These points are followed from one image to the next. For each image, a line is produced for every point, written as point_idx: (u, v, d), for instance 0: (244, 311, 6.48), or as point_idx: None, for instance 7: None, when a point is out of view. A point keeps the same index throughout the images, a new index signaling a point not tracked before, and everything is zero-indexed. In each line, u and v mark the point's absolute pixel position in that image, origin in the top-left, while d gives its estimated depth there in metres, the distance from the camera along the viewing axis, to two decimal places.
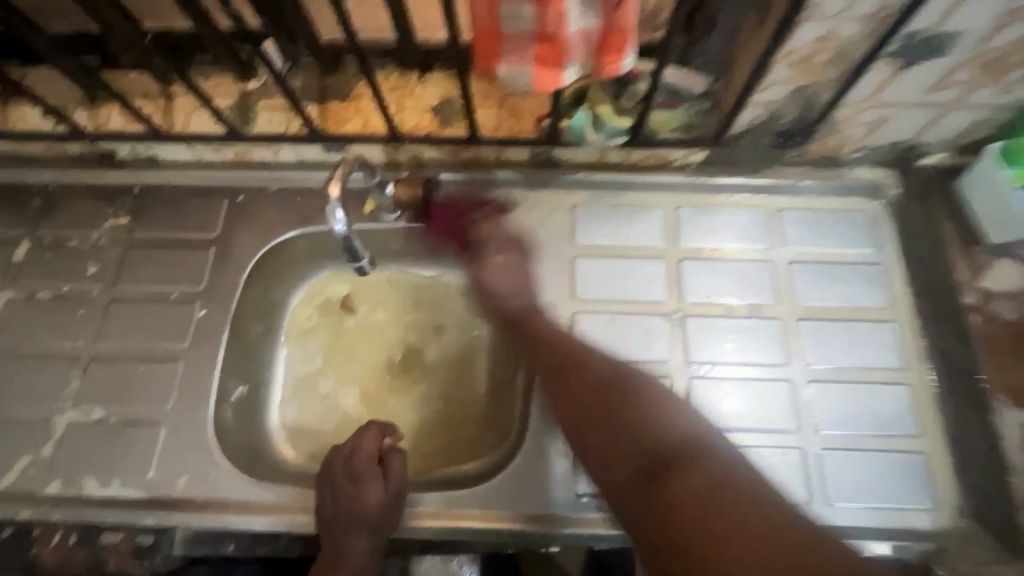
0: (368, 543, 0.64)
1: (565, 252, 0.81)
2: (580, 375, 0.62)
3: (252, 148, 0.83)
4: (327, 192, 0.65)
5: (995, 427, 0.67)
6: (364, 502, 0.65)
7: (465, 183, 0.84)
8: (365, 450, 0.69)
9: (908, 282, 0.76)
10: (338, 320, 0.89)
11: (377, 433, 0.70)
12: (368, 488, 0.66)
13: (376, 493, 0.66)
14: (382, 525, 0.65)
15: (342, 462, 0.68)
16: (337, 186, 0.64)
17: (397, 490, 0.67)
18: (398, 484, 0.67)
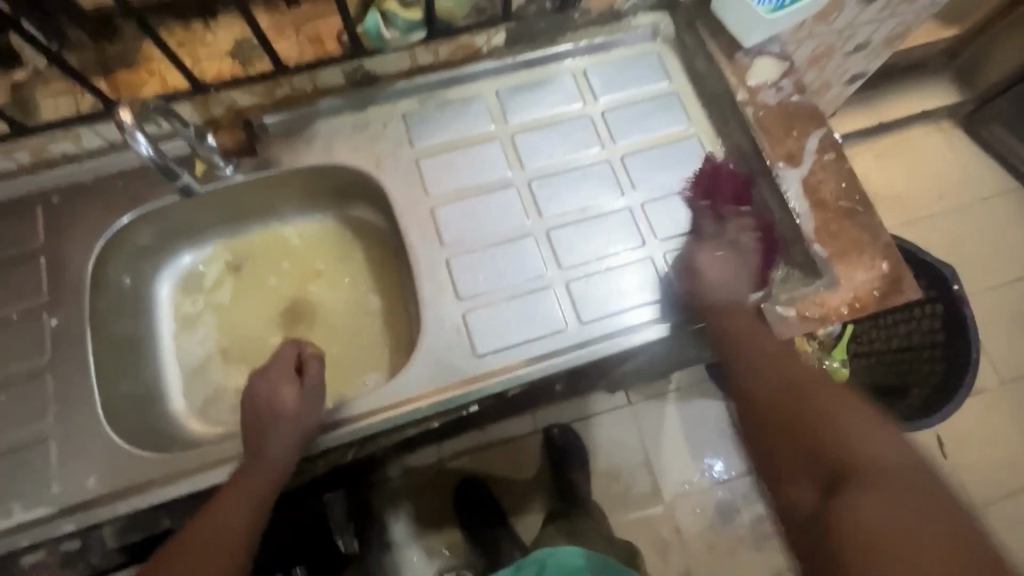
0: (288, 442, 0.67)
1: (408, 158, 0.85)
2: (766, 391, 0.66)
3: (46, 142, 0.77)
4: (117, 118, 0.63)
5: (784, 187, 0.80)
6: (288, 406, 0.67)
7: (290, 122, 0.84)
8: (285, 361, 0.71)
9: (696, 100, 0.90)
10: (214, 293, 0.89)
11: (295, 347, 0.72)
12: (289, 391, 0.68)
13: (298, 394, 0.68)
14: (301, 422, 0.68)
15: (262, 375, 0.70)
16: (128, 112, 0.63)
17: (315, 391, 0.70)
18: (317, 385, 0.70)
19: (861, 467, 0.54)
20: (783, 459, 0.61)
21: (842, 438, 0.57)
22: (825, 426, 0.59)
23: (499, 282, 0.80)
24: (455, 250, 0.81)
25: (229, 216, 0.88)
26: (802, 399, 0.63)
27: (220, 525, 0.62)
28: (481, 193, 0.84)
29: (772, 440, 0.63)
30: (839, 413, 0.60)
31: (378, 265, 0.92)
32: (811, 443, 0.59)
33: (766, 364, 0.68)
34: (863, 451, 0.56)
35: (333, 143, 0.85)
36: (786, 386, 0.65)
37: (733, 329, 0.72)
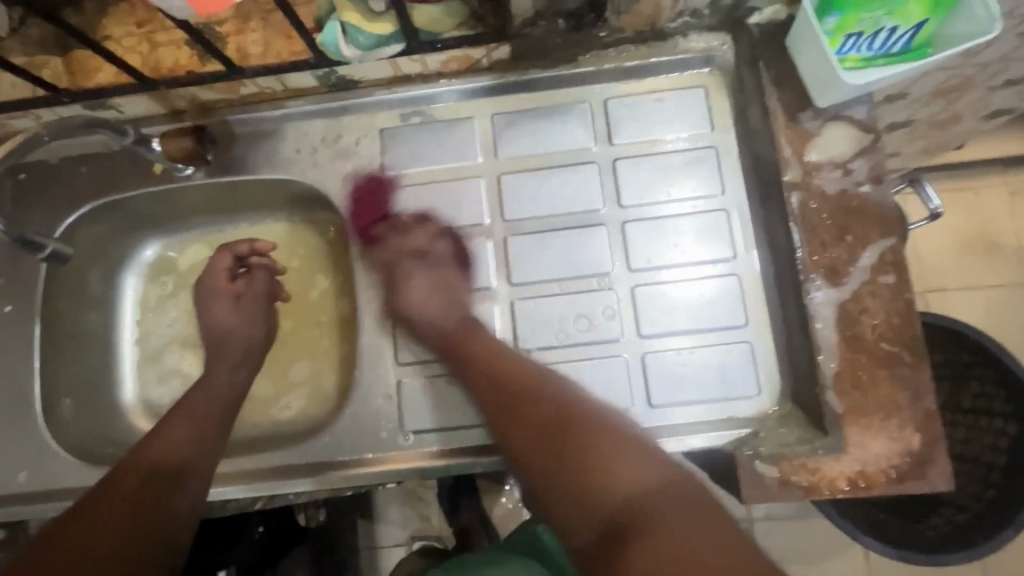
0: (232, 311, 0.77)
1: (377, 184, 0.75)
2: (534, 414, 0.60)
3: (9, 119, 0.74)
4: None
5: (812, 309, 0.63)
6: (233, 329, 0.76)
7: (260, 122, 0.76)
8: (222, 273, 0.78)
9: (739, 161, 0.72)
10: (175, 285, 0.86)
11: (229, 255, 0.78)
12: (232, 304, 0.77)
13: (239, 307, 0.77)
14: (243, 337, 0.76)
15: (207, 288, 0.78)
16: None
17: (256, 304, 0.78)
18: (257, 292, 0.78)
19: (564, 457, 0.56)
20: (545, 463, 0.57)
21: (613, 476, 0.54)
22: (569, 459, 0.56)
23: (448, 352, 0.70)
24: (405, 306, 0.72)
25: (191, 210, 0.83)
26: (561, 441, 0.58)
27: (152, 472, 0.61)
28: (450, 240, 0.73)
29: (536, 466, 0.58)
30: (610, 461, 0.55)
31: (339, 286, 0.83)
32: (567, 463, 0.56)
33: (589, 413, 0.59)
34: (609, 483, 0.54)
35: (300, 154, 0.76)
36: (494, 368, 0.65)
37: (473, 352, 0.66)
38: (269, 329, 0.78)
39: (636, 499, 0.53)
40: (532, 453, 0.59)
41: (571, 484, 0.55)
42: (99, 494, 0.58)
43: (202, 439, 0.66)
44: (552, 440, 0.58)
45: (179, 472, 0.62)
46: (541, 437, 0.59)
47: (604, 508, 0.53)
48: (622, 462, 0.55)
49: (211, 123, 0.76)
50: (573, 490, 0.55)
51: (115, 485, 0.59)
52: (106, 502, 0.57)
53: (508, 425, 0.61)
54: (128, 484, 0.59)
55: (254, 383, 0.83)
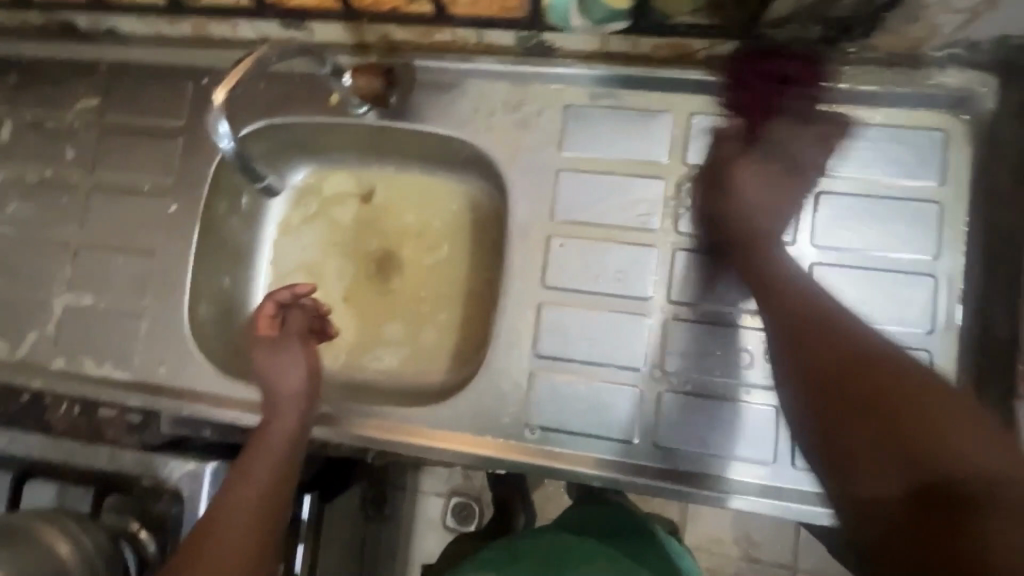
0: (274, 366, 0.68)
1: (549, 162, 0.70)
2: (862, 384, 0.52)
3: (206, 22, 0.74)
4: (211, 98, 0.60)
5: (1019, 418, 0.58)
6: (272, 379, 0.68)
7: (442, 72, 0.72)
8: (264, 318, 0.70)
9: (965, 227, 0.63)
10: (310, 214, 0.85)
11: (270, 303, 0.70)
12: (270, 349, 0.69)
13: (275, 353, 0.69)
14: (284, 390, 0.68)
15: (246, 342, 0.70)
16: (222, 91, 0.60)
17: (296, 346, 0.70)
18: (298, 334, 0.71)
19: (877, 400, 0.51)
20: (880, 437, 0.50)
21: (958, 453, 0.47)
22: (923, 445, 0.48)
23: (588, 356, 0.67)
24: (555, 297, 0.69)
25: (346, 144, 0.81)
26: (881, 395, 0.51)
27: (226, 547, 0.60)
28: (616, 238, 0.69)
29: (848, 423, 0.52)
30: (943, 422, 0.49)
31: (477, 253, 0.81)
32: (900, 427, 0.49)
33: (824, 312, 0.57)
34: (953, 458, 0.47)
35: (476, 114, 0.72)
36: (814, 316, 0.57)
37: (788, 295, 0.59)
38: (316, 367, 0.70)
39: (998, 484, 0.45)
40: (829, 410, 0.53)
41: (905, 415, 0.50)
42: (186, 554, 0.59)
43: (278, 494, 0.64)
44: (870, 392, 0.51)
45: (263, 536, 0.62)
46: (851, 394, 0.52)
47: (946, 481, 0.46)
48: (957, 427, 0.48)
49: (395, 64, 0.73)
50: (910, 442, 0.48)
51: (203, 548, 0.59)
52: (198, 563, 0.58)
53: (840, 388, 0.53)
54: (219, 543, 0.60)
55: (375, 329, 0.83)
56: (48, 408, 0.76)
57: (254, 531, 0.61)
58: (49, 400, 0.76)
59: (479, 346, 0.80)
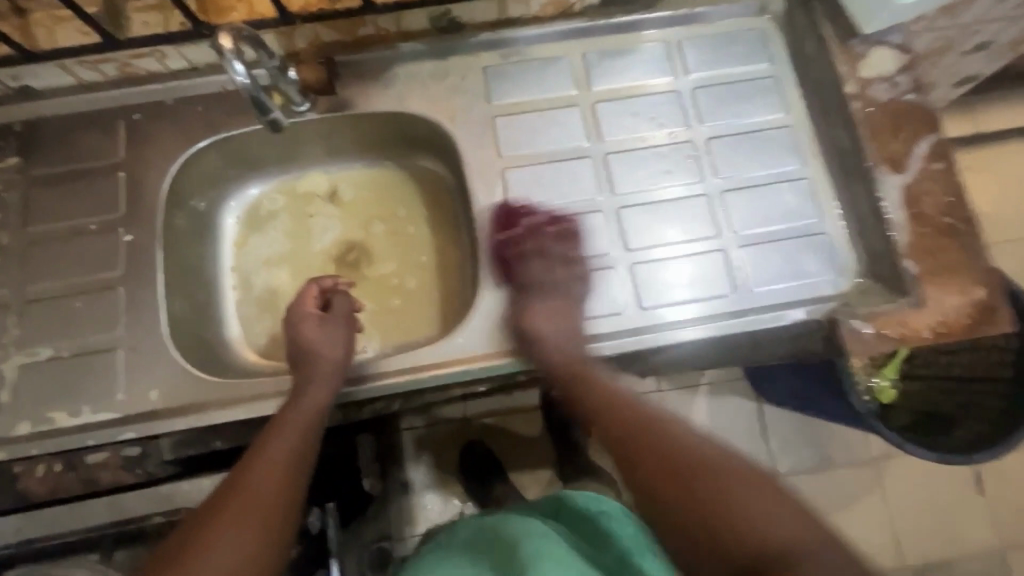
0: (330, 334, 0.72)
1: (483, 115, 0.82)
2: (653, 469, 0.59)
3: (134, 58, 0.78)
4: (219, 46, 0.61)
5: (882, 193, 0.76)
6: (315, 346, 0.70)
7: (371, 62, 0.83)
8: (311, 301, 0.75)
9: (798, 87, 0.84)
10: (269, 226, 0.89)
11: (315, 285, 0.76)
12: (318, 323, 0.73)
13: (324, 326, 0.73)
14: (336, 364, 0.70)
15: (293, 315, 0.74)
16: (227, 38, 0.62)
17: (341, 326, 0.73)
18: (341, 315, 0.75)
19: (704, 470, 0.57)
20: (685, 529, 0.54)
21: (754, 521, 0.52)
22: (722, 513, 0.53)
23: (565, 256, 0.78)
24: (524, 216, 0.79)
25: (290, 153, 0.87)
26: (688, 488, 0.56)
27: (256, 488, 0.58)
28: (555, 161, 0.81)
29: (670, 517, 0.56)
30: (731, 500, 0.54)
31: (438, 222, 0.90)
32: (681, 497, 0.56)
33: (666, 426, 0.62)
34: (745, 532, 0.52)
35: (411, 90, 0.83)
36: (667, 445, 0.60)
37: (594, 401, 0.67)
38: (352, 349, 0.73)
39: (792, 552, 0.49)
40: (672, 523, 0.55)
41: (693, 483, 0.56)
42: (208, 512, 0.56)
43: (293, 466, 0.61)
44: (692, 496, 0.55)
45: (275, 509, 0.58)
46: (675, 477, 0.57)
47: (742, 556, 0.51)
48: (756, 507, 0.53)
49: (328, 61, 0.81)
50: (700, 511, 0.54)
51: (222, 507, 0.56)
52: (205, 523, 0.55)
53: (652, 482, 0.58)
54: (231, 502, 0.57)
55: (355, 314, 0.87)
56: (19, 477, 0.68)
57: (264, 521, 0.57)
58: (21, 468, 0.68)
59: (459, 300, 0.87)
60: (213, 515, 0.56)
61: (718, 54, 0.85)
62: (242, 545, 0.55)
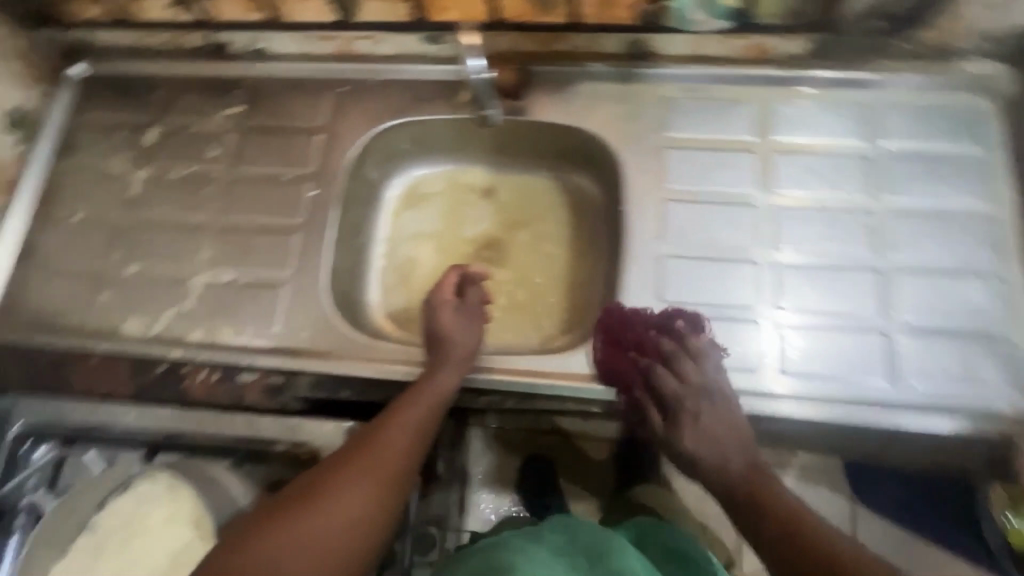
0: (463, 322, 0.75)
1: (655, 143, 0.83)
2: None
3: (355, 38, 0.88)
4: (465, 43, 0.79)
5: None
6: (450, 333, 0.74)
7: (558, 75, 0.86)
8: (449, 287, 0.78)
9: (1008, 177, 0.76)
10: (423, 206, 0.95)
11: (458, 272, 0.79)
12: (455, 310, 0.76)
13: (459, 314, 0.76)
14: (466, 353, 0.73)
15: (431, 299, 0.78)
16: (472, 38, 0.79)
17: (474, 317, 0.76)
18: (474, 308, 0.77)
19: (767, 499, 0.64)
20: None
21: None
22: None
23: (706, 299, 0.76)
24: (672, 250, 0.78)
25: (460, 145, 0.93)
26: None
27: (385, 451, 0.64)
28: (716, 202, 0.80)
29: None
30: None
31: (579, 237, 0.92)
32: None
33: (736, 440, 0.67)
34: None
35: (589, 107, 0.85)
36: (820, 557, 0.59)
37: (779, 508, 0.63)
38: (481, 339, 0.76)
39: None
40: None
41: None
42: (341, 461, 0.63)
43: (421, 438, 0.66)
44: None
45: (398, 479, 0.63)
46: None
47: None
48: None
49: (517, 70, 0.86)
50: None
51: (353, 462, 0.62)
52: (339, 472, 0.62)
53: None
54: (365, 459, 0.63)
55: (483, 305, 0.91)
56: (186, 376, 0.78)
57: (387, 485, 0.62)
58: (189, 369, 0.78)
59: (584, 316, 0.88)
60: (346, 467, 0.62)
61: (920, 126, 0.79)
62: (369, 497, 0.61)
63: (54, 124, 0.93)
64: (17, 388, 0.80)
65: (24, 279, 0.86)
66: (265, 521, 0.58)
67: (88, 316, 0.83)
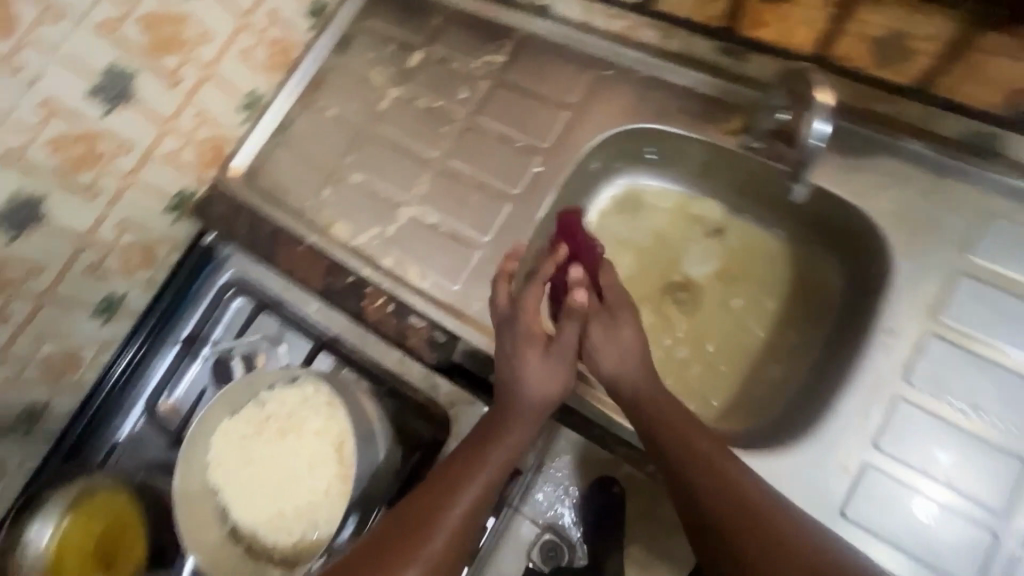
0: (546, 360, 0.69)
1: (949, 262, 0.67)
2: None
3: (644, 26, 0.80)
4: (815, 98, 0.62)
5: None
6: (525, 381, 0.68)
7: (863, 139, 0.71)
8: (534, 313, 0.70)
9: None
10: (633, 219, 0.89)
11: (541, 288, 0.72)
12: (547, 348, 0.69)
13: (551, 354, 0.70)
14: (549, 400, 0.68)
15: (506, 325, 0.71)
16: (825, 92, 0.62)
17: (568, 349, 0.70)
18: (567, 348, 0.70)
19: (662, 435, 0.65)
20: None
21: None
22: None
23: (936, 473, 0.62)
24: (916, 397, 0.64)
25: (701, 171, 0.85)
26: None
27: (453, 480, 0.63)
28: (999, 363, 0.64)
29: None
30: None
31: (788, 320, 0.81)
32: None
33: (642, 391, 0.68)
34: None
35: (883, 189, 0.70)
36: None
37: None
38: (568, 383, 0.71)
39: None
40: None
41: None
42: (415, 527, 0.61)
43: (499, 470, 0.65)
44: None
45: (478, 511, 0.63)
46: None
47: None
48: None
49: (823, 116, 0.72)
50: None
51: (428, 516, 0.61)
52: (414, 528, 0.61)
53: None
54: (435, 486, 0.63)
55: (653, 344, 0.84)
56: (366, 295, 0.82)
57: (461, 509, 0.62)
58: (370, 290, 0.82)
59: (759, 408, 0.77)
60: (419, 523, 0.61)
61: None
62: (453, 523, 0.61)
63: (339, 18, 0.99)
64: (239, 244, 0.91)
65: (272, 151, 0.96)
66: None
67: (309, 205, 0.91)
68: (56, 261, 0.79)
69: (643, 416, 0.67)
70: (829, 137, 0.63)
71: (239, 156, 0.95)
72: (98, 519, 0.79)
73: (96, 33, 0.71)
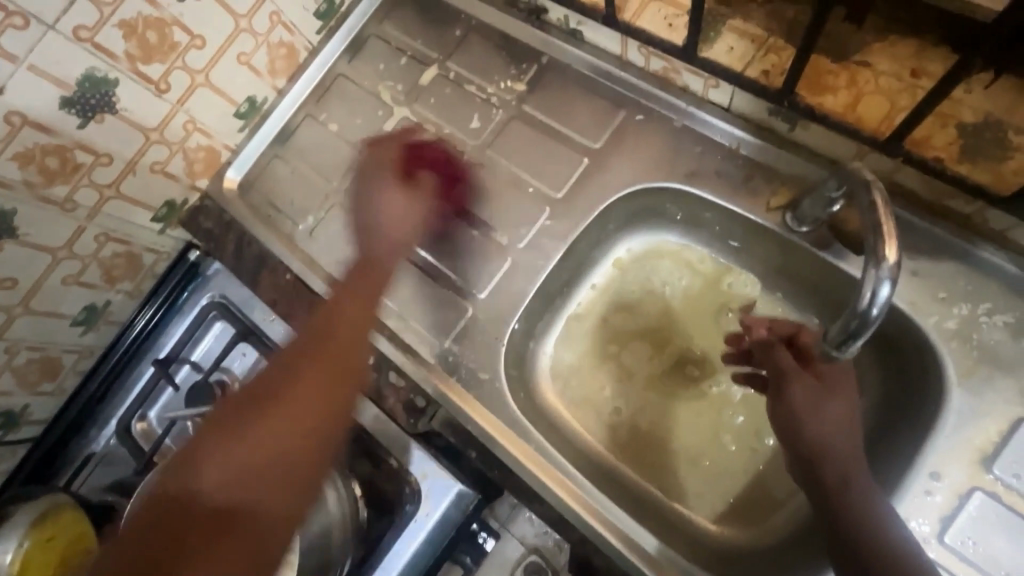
0: (807, 393, 0.59)
1: (1010, 405, 0.56)
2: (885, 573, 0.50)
3: (684, 70, 0.69)
4: (876, 248, 0.48)
5: None
6: (811, 429, 0.57)
7: (923, 240, 0.60)
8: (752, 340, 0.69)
9: None
10: (649, 278, 0.80)
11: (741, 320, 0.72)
12: (816, 395, 0.59)
13: (814, 394, 0.59)
14: (845, 450, 0.56)
15: (765, 352, 0.66)
16: (891, 245, 0.48)
17: (847, 408, 0.58)
18: (783, 367, 0.62)
19: (829, 458, 0.56)
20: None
21: None
22: None
23: None
24: (947, 562, 0.54)
25: (730, 240, 0.75)
26: None
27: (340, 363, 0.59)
28: None
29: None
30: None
31: None
32: None
33: (846, 452, 0.56)
34: None
35: (942, 305, 0.59)
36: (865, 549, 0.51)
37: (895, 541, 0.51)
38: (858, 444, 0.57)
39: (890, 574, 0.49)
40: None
41: None
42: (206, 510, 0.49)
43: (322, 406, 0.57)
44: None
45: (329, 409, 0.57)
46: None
47: None
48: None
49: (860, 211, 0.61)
50: None
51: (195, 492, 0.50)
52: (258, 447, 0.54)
53: None
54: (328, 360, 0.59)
55: (653, 425, 0.77)
56: None
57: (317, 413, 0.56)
58: None
59: (755, 514, 0.71)
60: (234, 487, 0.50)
61: None
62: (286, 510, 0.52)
63: (351, 20, 0.89)
64: (226, 264, 0.86)
65: (270, 163, 0.89)
66: (223, 528, 0.48)
67: (301, 230, 0.84)
68: (32, 274, 0.75)
69: (820, 448, 0.57)
70: (887, 305, 0.48)
71: (234, 167, 0.89)
72: (63, 537, 0.77)
73: (70, 40, 0.64)
